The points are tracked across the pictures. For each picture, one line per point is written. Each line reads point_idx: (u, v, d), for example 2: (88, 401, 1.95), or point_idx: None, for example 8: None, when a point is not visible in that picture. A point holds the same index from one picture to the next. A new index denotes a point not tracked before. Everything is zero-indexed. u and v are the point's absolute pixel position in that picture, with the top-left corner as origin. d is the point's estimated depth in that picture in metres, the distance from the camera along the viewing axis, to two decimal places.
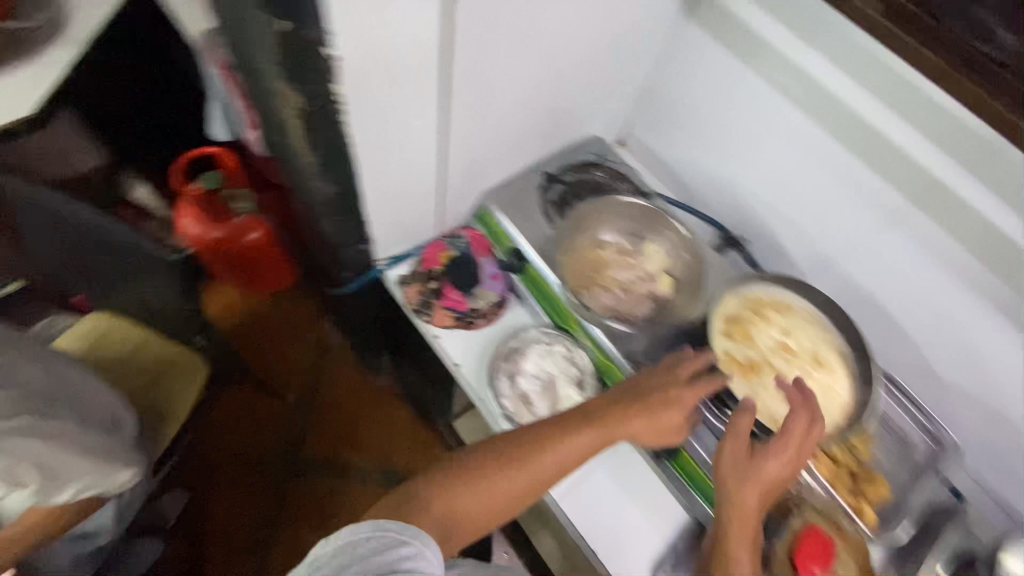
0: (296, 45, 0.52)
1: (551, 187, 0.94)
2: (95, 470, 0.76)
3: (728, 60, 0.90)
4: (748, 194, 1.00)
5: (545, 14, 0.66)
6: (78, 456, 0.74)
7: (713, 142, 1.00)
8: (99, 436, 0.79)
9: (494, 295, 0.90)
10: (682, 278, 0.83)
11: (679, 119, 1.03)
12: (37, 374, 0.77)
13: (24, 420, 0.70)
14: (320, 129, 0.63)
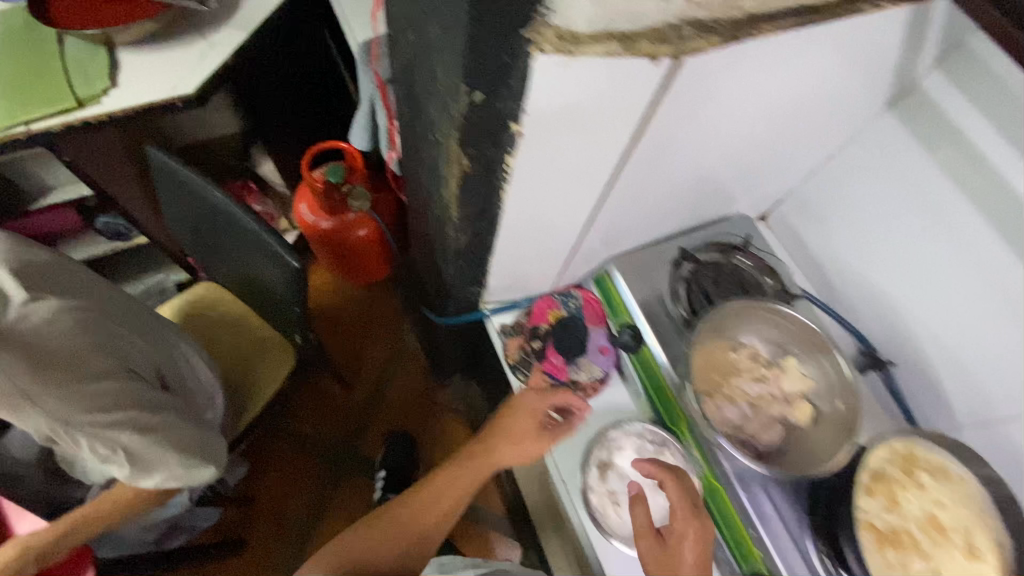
0: (481, 113, 0.47)
1: (684, 264, 0.85)
2: (180, 467, 0.74)
3: (928, 165, 0.80)
4: (906, 317, 0.87)
5: (747, 107, 0.59)
6: (171, 450, 0.73)
7: (878, 249, 0.89)
8: (197, 430, 0.77)
9: (598, 370, 0.83)
10: (823, 410, 0.72)
11: (844, 214, 0.93)
12: (147, 354, 0.77)
13: (128, 412, 0.69)
14: (474, 188, 0.59)
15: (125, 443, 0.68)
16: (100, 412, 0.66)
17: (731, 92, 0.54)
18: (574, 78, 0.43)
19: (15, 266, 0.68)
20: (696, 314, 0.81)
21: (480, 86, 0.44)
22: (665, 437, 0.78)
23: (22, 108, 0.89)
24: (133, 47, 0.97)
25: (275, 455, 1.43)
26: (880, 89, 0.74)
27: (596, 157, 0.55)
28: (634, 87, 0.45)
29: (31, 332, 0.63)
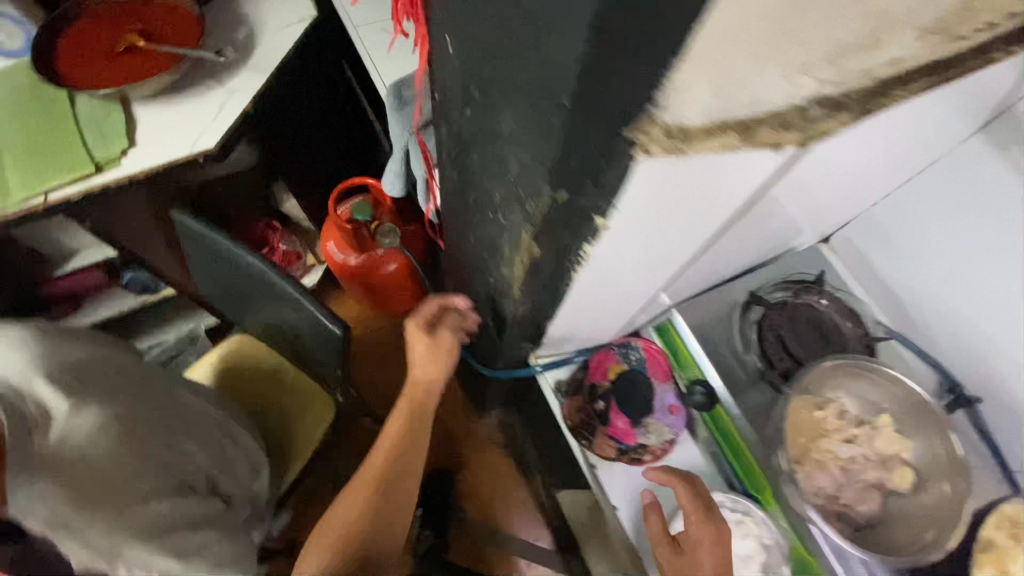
0: (565, 211, 0.41)
1: (755, 308, 0.78)
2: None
3: None
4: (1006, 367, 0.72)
5: (852, 151, 0.44)
6: (208, 566, 0.76)
7: (971, 281, 0.75)
8: (235, 540, 0.80)
9: (667, 432, 0.78)
10: (926, 476, 0.66)
11: (931, 238, 0.78)
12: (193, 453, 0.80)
13: (170, 535, 0.72)
14: (542, 271, 0.53)
15: (163, 568, 0.71)
16: (145, 542, 0.69)
17: (846, 142, 0.40)
18: (677, 172, 0.37)
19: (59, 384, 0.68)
20: (773, 365, 0.75)
21: (565, 186, 0.38)
22: (747, 505, 0.71)
23: (41, 176, 0.85)
24: (149, 100, 0.92)
25: (317, 494, 1.41)
26: (975, 116, 0.62)
27: (684, 239, 0.48)
28: (744, 178, 0.38)
29: (67, 449, 0.66)
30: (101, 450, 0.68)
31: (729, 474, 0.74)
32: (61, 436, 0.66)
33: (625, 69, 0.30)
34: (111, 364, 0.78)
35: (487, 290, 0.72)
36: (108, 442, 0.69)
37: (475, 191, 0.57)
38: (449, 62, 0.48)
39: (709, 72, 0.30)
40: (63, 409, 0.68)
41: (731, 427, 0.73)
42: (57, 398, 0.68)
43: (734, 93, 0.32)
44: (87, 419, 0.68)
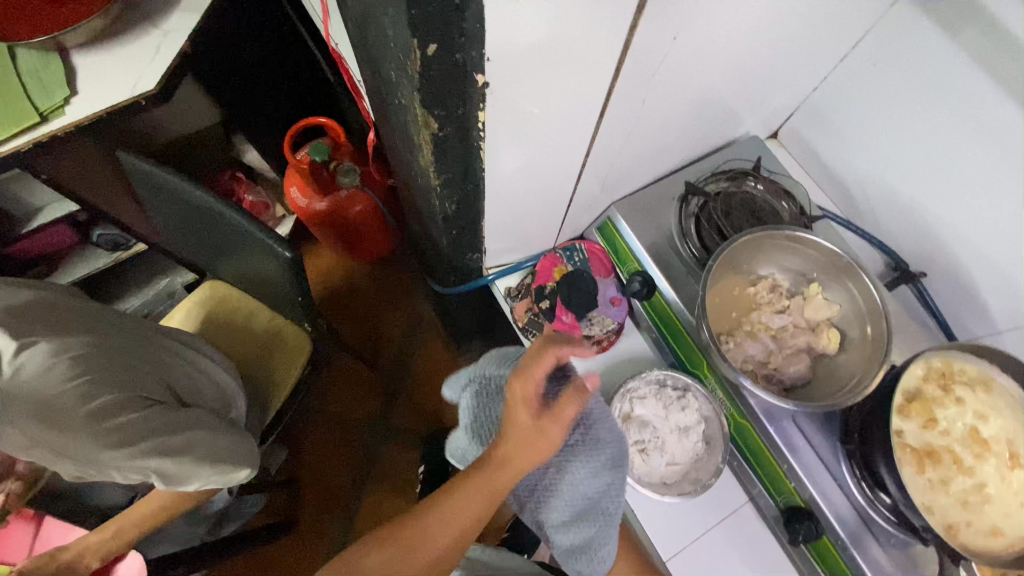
0: (445, 69, 0.43)
1: (693, 198, 0.78)
2: (216, 472, 0.70)
3: (971, 76, 0.67)
4: (943, 240, 0.79)
5: None
6: (204, 461, 0.68)
7: (915, 163, 0.78)
8: (204, 413, 0.72)
9: (610, 322, 0.80)
10: (849, 334, 0.69)
11: (872, 121, 0.80)
12: (157, 378, 0.70)
13: (154, 411, 0.66)
14: (452, 150, 0.54)
15: (158, 465, 0.64)
16: (123, 445, 0.62)
17: None
18: (522, 11, 0.38)
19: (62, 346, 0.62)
20: (709, 251, 0.75)
21: (422, 31, 0.39)
22: (686, 381, 0.75)
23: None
24: (86, 49, 0.92)
25: (308, 444, 1.39)
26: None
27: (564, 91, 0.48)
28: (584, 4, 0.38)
29: (21, 386, 0.57)
30: (64, 388, 0.60)
31: (670, 357, 0.78)
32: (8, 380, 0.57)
33: (440, 106, 0.48)
34: (191, 423, 0.69)
35: (426, 203, 0.72)
36: (66, 374, 0.60)
37: (383, 81, 0.57)
38: None
39: None
40: (12, 348, 0.58)
41: (665, 306, 0.75)
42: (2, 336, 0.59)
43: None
44: (39, 357, 0.59)
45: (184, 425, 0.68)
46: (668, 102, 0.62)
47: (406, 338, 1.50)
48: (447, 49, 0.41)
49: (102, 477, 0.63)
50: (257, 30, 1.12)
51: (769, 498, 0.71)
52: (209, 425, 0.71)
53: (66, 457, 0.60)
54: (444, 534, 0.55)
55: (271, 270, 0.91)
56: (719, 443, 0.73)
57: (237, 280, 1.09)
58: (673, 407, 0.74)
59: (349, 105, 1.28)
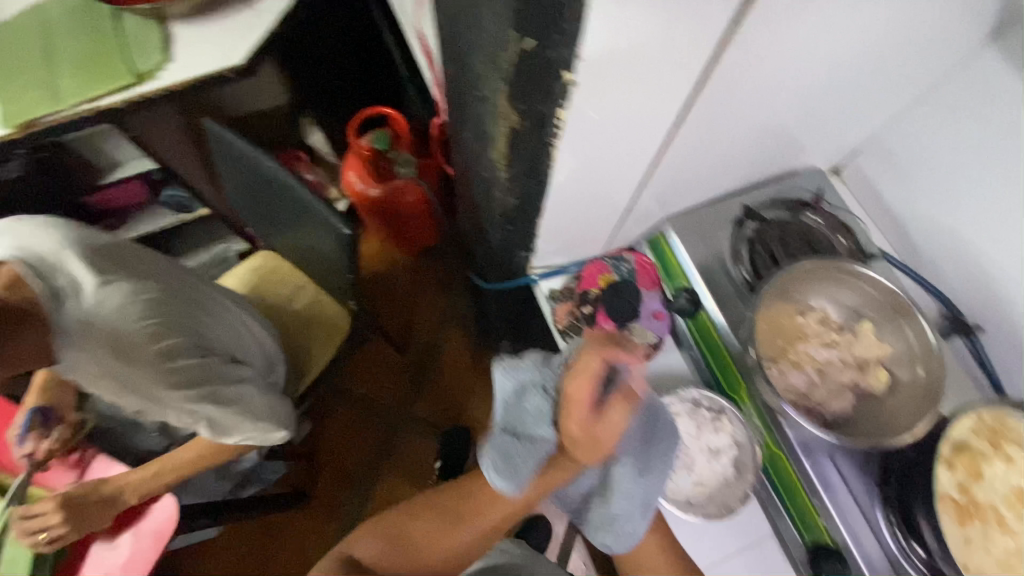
0: (536, 65, 0.44)
1: (749, 223, 0.78)
2: (255, 428, 0.74)
3: None
4: (1006, 295, 0.76)
5: (806, 20, 0.47)
6: (246, 415, 0.72)
7: (985, 214, 0.76)
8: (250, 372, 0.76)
9: (651, 336, 0.79)
10: (898, 376, 0.68)
11: (944, 166, 0.79)
12: (214, 329, 0.74)
13: (209, 361, 0.71)
14: (525, 146, 0.56)
15: (207, 413, 0.69)
16: (180, 389, 0.66)
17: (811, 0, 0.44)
18: (626, 14, 0.39)
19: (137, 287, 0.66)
20: (760, 277, 0.75)
21: (523, 28, 0.41)
22: (722, 404, 0.74)
23: (35, 105, 0.92)
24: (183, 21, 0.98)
25: (331, 420, 1.43)
26: (969, 32, 0.65)
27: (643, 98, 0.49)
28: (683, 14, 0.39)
29: (99, 321, 0.61)
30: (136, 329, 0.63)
31: (707, 378, 0.77)
32: (88, 314, 0.60)
33: (524, 102, 0.49)
34: (239, 378, 0.74)
35: (486, 197, 0.74)
36: (139, 318, 0.64)
37: (465, 74, 0.59)
38: None
39: None
40: (93, 286, 0.61)
41: (714, 330, 0.74)
42: (84, 272, 0.62)
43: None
44: (115, 297, 0.62)
45: (234, 380, 0.73)
46: (740, 123, 0.63)
47: (437, 330, 1.53)
48: (542, 47, 0.43)
49: (155, 417, 0.67)
50: (338, 18, 1.17)
51: (795, 532, 0.70)
52: (256, 384, 0.76)
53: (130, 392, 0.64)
54: (490, 515, 0.67)
55: (328, 245, 0.94)
56: (748, 470, 0.72)
57: (290, 252, 1.13)
58: (706, 427, 0.73)
59: (414, 99, 1.32)
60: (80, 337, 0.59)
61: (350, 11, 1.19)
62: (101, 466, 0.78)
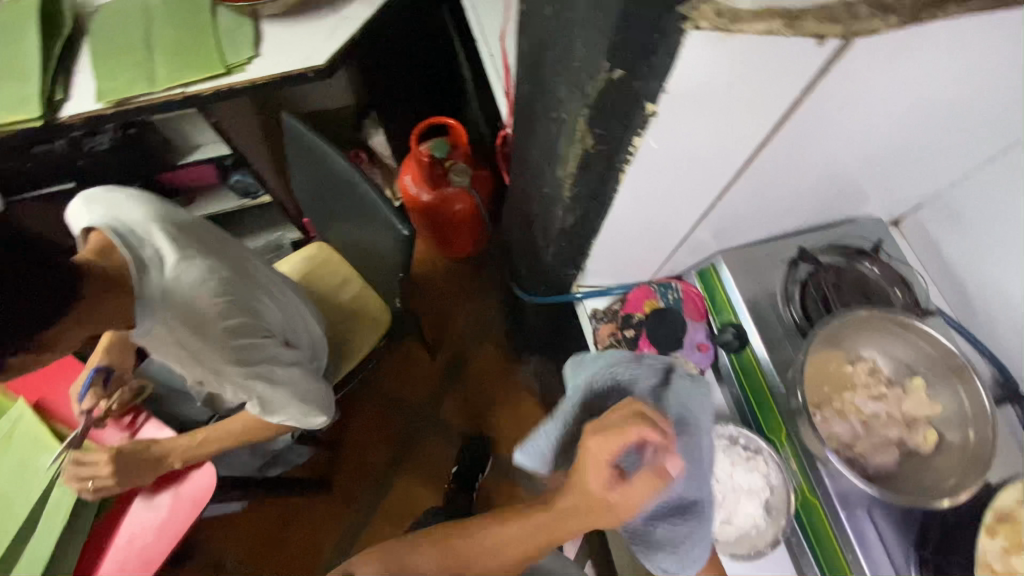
0: (622, 95, 0.47)
1: (803, 265, 0.78)
2: (299, 410, 0.79)
3: None
4: None
5: (890, 76, 0.48)
6: (294, 397, 0.77)
7: None
8: (302, 357, 0.81)
9: (692, 368, 0.79)
10: (946, 437, 0.67)
11: (1012, 229, 0.77)
12: (275, 312, 0.79)
13: (269, 342, 0.75)
14: (595, 169, 0.57)
15: (261, 391, 0.74)
16: (242, 366, 0.71)
17: (898, 58, 0.45)
18: (720, 56, 0.41)
19: (214, 264, 0.70)
20: (811, 320, 0.75)
21: (618, 60, 0.43)
22: (760, 445, 0.73)
23: (131, 84, 0.98)
24: (274, 21, 1.04)
25: (358, 413, 1.46)
26: None
27: (718, 136, 0.51)
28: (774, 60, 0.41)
29: (178, 294, 0.65)
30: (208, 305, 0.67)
31: (745, 417, 0.77)
32: (168, 286, 0.64)
33: (603, 129, 0.51)
34: (292, 362, 0.78)
35: (544, 214, 0.76)
36: (213, 294, 0.68)
37: (543, 96, 0.62)
38: None
39: None
40: (175, 261, 0.66)
41: (756, 368, 0.74)
42: (168, 247, 0.66)
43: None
44: (193, 273, 0.67)
45: (286, 364, 0.77)
46: (807, 167, 0.64)
47: (469, 336, 1.56)
48: (632, 78, 0.45)
49: (213, 388, 0.72)
50: (414, 30, 1.22)
51: None
52: (304, 368, 0.80)
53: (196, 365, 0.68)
54: None
55: (384, 244, 0.98)
56: (781, 515, 0.70)
57: (342, 246, 1.18)
58: (740, 467, 0.72)
59: (475, 112, 1.37)
60: (161, 307, 0.63)
61: (426, 24, 1.25)
62: (152, 428, 0.83)
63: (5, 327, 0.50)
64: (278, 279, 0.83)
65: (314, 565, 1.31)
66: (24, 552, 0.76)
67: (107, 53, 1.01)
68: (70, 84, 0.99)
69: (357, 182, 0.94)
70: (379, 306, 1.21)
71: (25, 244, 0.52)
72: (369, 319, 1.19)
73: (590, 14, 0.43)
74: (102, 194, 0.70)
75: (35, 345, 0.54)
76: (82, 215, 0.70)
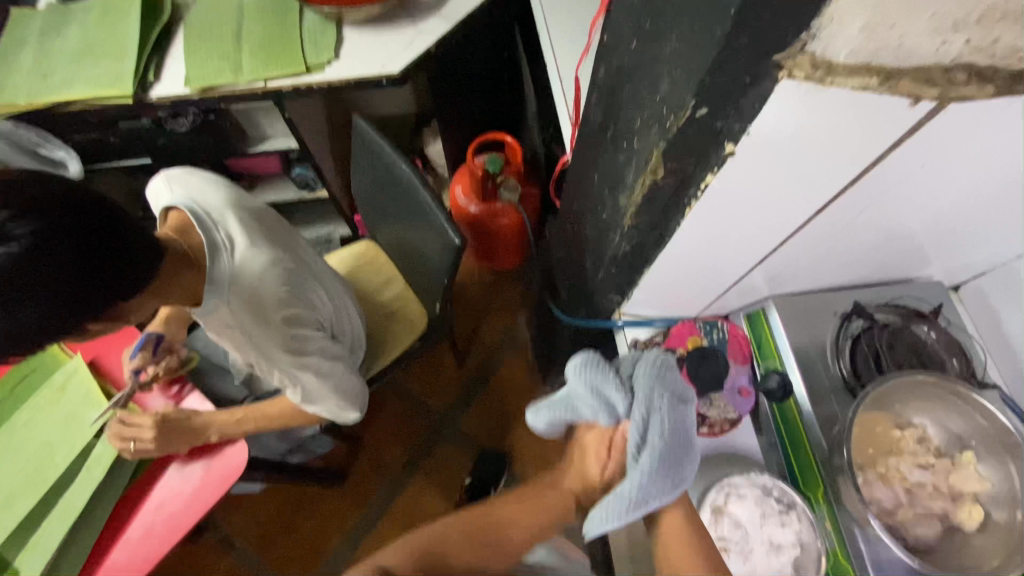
0: (703, 133, 0.47)
1: (856, 320, 0.77)
2: (336, 405, 0.81)
3: None
4: None
5: (978, 142, 0.48)
6: (333, 391, 0.79)
7: None
8: (344, 353, 0.83)
9: (731, 411, 0.78)
10: (994, 516, 0.64)
11: None
12: (326, 306, 0.82)
13: (317, 335, 0.78)
14: (661, 201, 0.58)
15: (304, 383, 0.76)
16: (291, 356, 0.73)
17: (989, 126, 0.45)
18: (809, 104, 0.41)
19: (278, 255, 0.74)
20: (860, 378, 0.74)
21: (705, 101, 0.44)
22: (794, 499, 0.70)
23: (217, 72, 1.03)
24: (356, 27, 1.09)
25: (380, 410, 1.48)
26: None
27: (792, 182, 0.51)
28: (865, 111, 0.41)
29: (244, 278, 0.69)
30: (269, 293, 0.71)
31: (781, 468, 0.75)
32: (235, 269, 0.68)
33: (676, 165, 0.52)
34: (335, 357, 0.81)
35: (599, 239, 0.77)
36: (274, 283, 0.72)
37: (615, 125, 0.63)
38: (622, 10, 0.58)
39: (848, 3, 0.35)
40: (245, 247, 0.70)
41: (798, 421, 0.73)
42: (238, 232, 0.70)
43: (885, 35, 0.36)
44: (258, 260, 0.71)
45: (330, 358, 0.80)
46: (874, 223, 0.63)
47: (497, 350, 1.56)
48: (714, 118, 0.46)
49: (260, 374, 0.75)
50: (485, 48, 1.26)
51: None
52: (345, 364, 0.83)
53: (249, 351, 0.71)
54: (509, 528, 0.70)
55: (434, 250, 1.01)
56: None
57: (390, 247, 1.22)
58: (771, 518, 0.69)
59: (532, 132, 1.40)
60: (226, 289, 0.66)
61: (497, 44, 1.29)
62: (193, 399, 0.86)
63: (98, 293, 0.54)
64: (329, 274, 0.86)
65: (318, 555, 1.32)
66: (62, 501, 0.79)
67: (199, 42, 1.07)
68: (162, 66, 1.06)
69: (416, 188, 0.97)
70: (417, 310, 1.23)
71: (120, 224, 0.56)
72: (407, 322, 1.21)
73: (682, 53, 0.45)
74: (183, 177, 0.75)
75: (111, 315, 0.58)
76: (162, 193, 0.75)
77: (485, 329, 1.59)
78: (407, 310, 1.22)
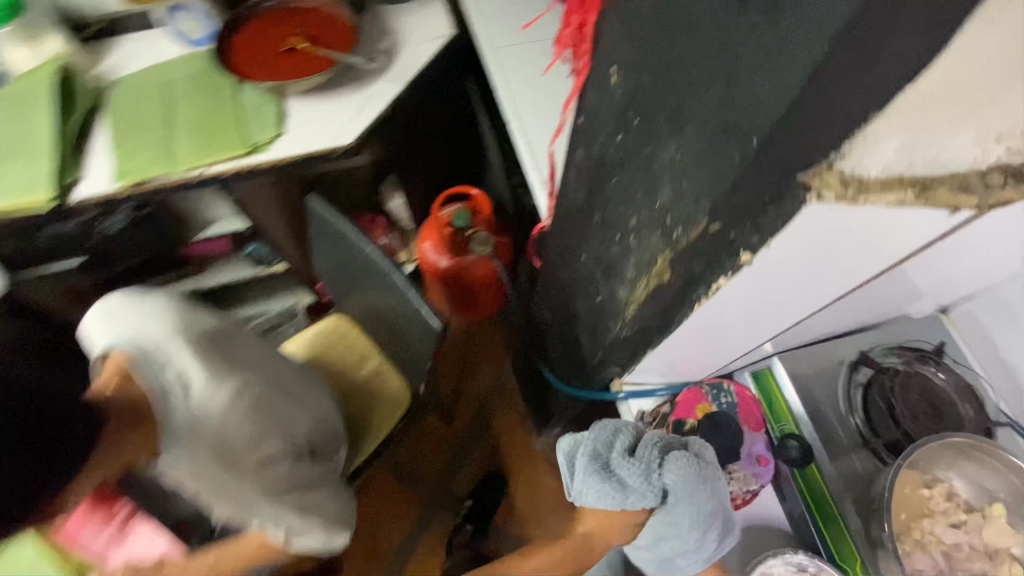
0: (715, 245, 0.42)
1: (862, 369, 0.76)
2: (324, 534, 0.74)
3: None
4: None
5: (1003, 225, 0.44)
6: (317, 522, 0.72)
7: None
8: (326, 473, 0.77)
9: (752, 482, 0.74)
10: None
11: None
12: (301, 423, 0.76)
13: (294, 464, 0.71)
14: (665, 299, 0.53)
15: (285, 521, 0.69)
16: (268, 497, 0.67)
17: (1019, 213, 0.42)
18: (839, 221, 0.37)
19: (242, 385, 0.68)
20: (876, 433, 0.73)
21: (720, 217, 0.39)
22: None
23: (149, 165, 0.93)
24: (301, 98, 1.02)
25: (369, 487, 1.39)
26: None
27: (809, 278, 0.47)
28: (897, 221, 0.37)
29: (205, 422, 0.63)
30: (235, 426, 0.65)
31: (809, 539, 0.71)
32: (193, 411, 0.63)
33: (682, 270, 0.47)
34: (316, 481, 0.75)
35: (594, 321, 0.71)
36: (240, 417, 0.67)
37: (605, 214, 0.58)
38: (604, 99, 0.52)
39: (885, 122, 0.30)
40: (201, 382, 0.65)
41: (821, 487, 0.72)
42: (194, 368, 0.65)
43: (921, 150, 0.33)
44: (220, 396, 0.66)
45: (314, 477, 0.75)
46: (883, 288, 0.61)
47: (484, 403, 1.49)
48: (725, 232, 0.41)
49: (235, 519, 0.68)
50: (440, 104, 1.21)
51: None
52: (328, 484, 0.77)
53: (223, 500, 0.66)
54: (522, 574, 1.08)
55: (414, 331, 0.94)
56: None
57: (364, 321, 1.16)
58: None
59: (497, 180, 1.34)
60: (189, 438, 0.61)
61: (452, 97, 1.23)
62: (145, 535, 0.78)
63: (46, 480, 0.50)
64: (298, 386, 0.79)
65: None
66: None
67: (126, 130, 0.97)
68: (86, 162, 0.95)
69: (390, 269, 0.91)
70: (397, 386, 1.14)
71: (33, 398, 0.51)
72: (382, 397, 1.13)
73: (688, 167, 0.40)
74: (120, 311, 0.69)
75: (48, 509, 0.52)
76: (99, 331, 0.70)
77: (469, 385, 1.52)
78: (387, 389, 1.14)
